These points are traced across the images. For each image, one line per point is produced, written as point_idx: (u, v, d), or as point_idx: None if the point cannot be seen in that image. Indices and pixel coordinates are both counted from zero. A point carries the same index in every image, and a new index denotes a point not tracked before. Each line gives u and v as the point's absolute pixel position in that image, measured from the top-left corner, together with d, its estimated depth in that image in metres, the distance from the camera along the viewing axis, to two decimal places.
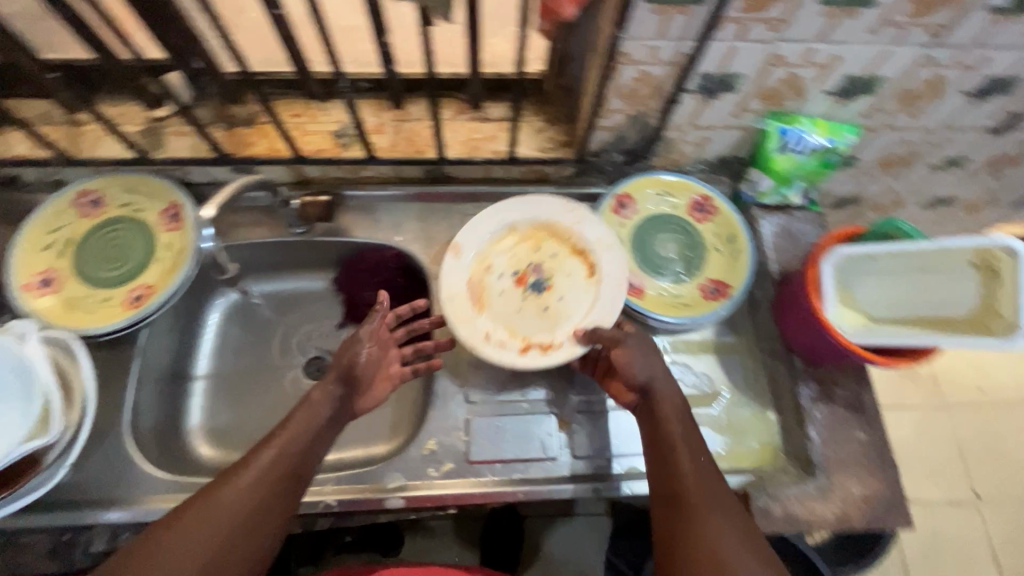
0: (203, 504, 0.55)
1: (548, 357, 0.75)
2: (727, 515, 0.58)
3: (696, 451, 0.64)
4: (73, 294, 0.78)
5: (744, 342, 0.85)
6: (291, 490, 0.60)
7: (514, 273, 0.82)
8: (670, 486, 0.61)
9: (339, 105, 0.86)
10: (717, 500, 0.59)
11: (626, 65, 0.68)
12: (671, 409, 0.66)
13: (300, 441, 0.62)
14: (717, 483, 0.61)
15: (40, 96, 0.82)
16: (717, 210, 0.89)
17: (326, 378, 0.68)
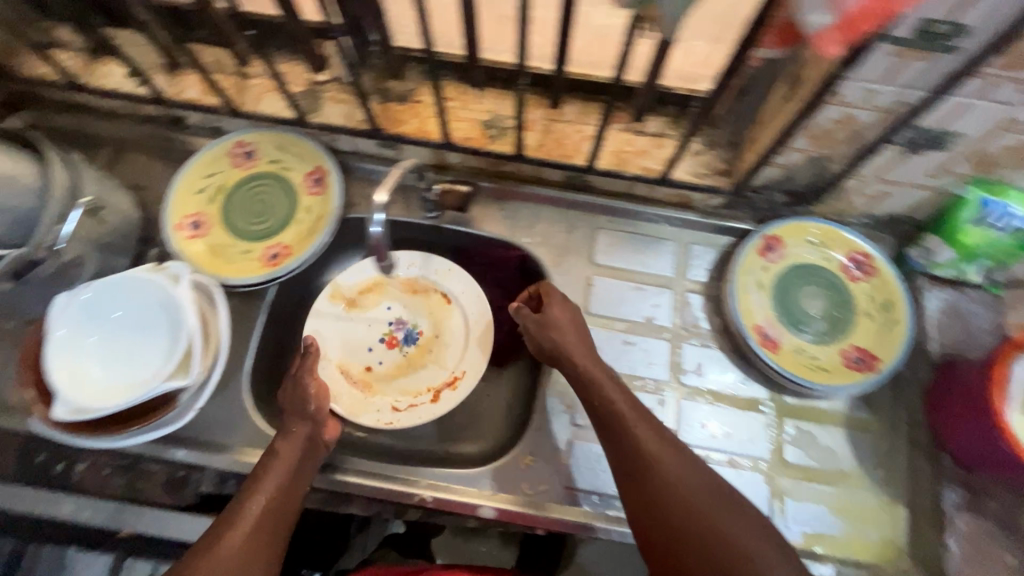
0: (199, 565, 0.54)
1: (460, 390, 0.81)
2: (697, 478, 0.59)
3: (645, 418, 0.64)
4: (219, 241, 0.81)
5: (882, 423, 0.77)
6: (281, 533, 0.60)
7: (382, 339, 0.86)
8: (641, 463, 0.60)
9: (493, 95, 0.83)
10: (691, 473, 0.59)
11: (831, 105, 0.62)
12: (607, 382, 0.67)
13: (280, 483, 0.63)
14: (680, 452, 0.61)
15: (216, 43, 0.84)
16: (876, 271, 0.80)
17: (290, 433, 0.66)
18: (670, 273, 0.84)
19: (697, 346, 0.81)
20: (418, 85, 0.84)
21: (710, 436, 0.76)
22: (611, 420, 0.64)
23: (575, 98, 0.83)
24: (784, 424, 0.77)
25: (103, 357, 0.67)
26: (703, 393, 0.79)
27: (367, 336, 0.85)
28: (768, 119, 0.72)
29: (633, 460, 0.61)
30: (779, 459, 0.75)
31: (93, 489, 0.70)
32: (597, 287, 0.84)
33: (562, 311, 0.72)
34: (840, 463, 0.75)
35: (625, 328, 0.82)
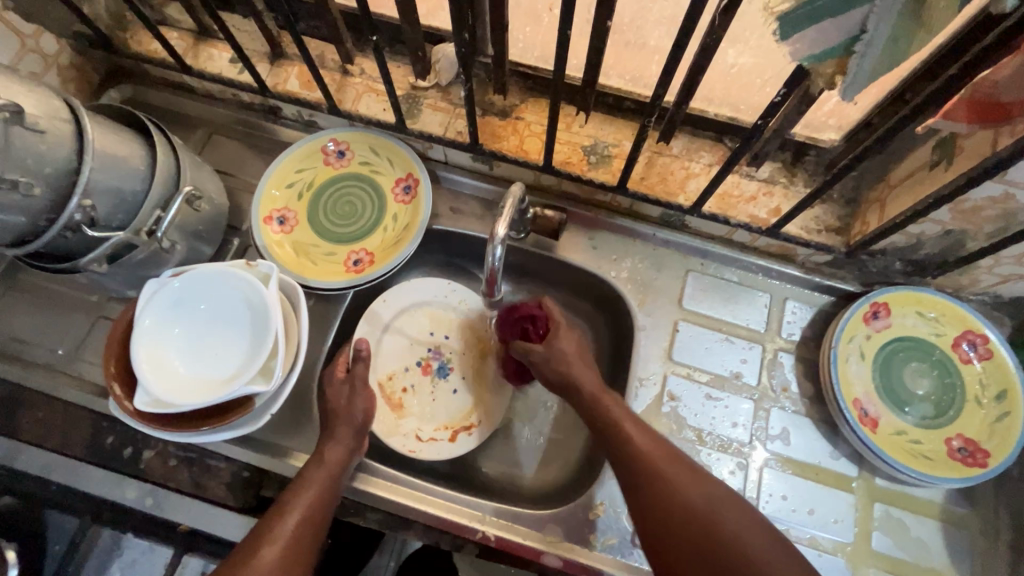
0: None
1: (472, 440, 0.78)
2: (704, 487, 0.58)
3: (645, 428, 0.63)
4: (303, 240, 0.81)
5: (980, 521, 0.71)
6: (316, 540, 0.59)
7: (420, 363, 0.84)
8: (646, 474, 0.59)
9: (598, 120, 0.80)
10: (698, 483, 0.58)
11: (992, 183, 0.56)
12: (616, 402, 0.65)
13: (319, 490, 0.61)
14: (683, 462, 0.60)
15: (322, 37, 0.83)
16: (992, 354, 0.74)
17: (334, 435, 0.66)
18: (762, 328, 0.80)
19: (785, 410, 0.76)
20: (521, 102, 0.81)
21: (791, 509, 0.71)
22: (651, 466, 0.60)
23: (684, 133, 0.79)
24: (871, 507, 0.72)
25: (186, 349, 0.66)
26: (786, 462, 0.74)
27: (405, 355, 0.84)
28: (904, 183, 0.66)
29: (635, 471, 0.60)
30: (864, 545, 0.70)
31: (157, 480, 0.69)
32: (682, 333, 0.79)
33: (564, 335, 0.71)
34: (931, 560, 0.70)
35: (707, 381, 0.77)
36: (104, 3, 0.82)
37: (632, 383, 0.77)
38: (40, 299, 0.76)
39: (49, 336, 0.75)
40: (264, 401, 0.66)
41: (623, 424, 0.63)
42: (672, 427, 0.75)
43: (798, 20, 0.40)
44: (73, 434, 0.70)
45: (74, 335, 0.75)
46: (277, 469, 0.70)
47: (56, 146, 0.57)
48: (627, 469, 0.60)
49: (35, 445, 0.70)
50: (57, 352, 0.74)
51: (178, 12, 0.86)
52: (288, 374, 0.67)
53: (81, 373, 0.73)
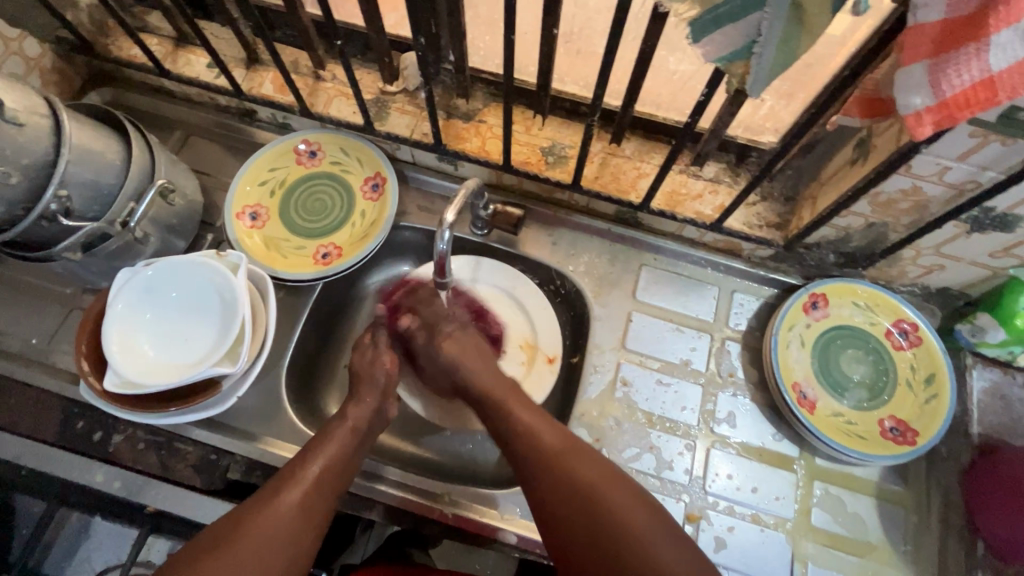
0: (264, 520, 0.57)
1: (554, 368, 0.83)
2: (589, 462, 0.62)
3: (539, 412, 0.67)
4: (274, 235, 0.84)
5: (913, 497, 0.75)
6: (337, 492, 0.63)
7: None
8: (536, 455, 0.63)
9: (555, 124, 0.85)
10: (586, 459, 0.62)
11: (900, 175, 0.62)
12: (512, 392, 0.69)
13: (343, 446, 0.65)
14: (572, 441, 0.64)
15: (296, 44, 0.87)
16: (922, 340, 0.79)
17: (360, 402, 0.69)
18: (710, 318, 0.84)
19: (732, 395, 0.80)
20: (484, 106, 0.86)
21: (735, 487, 0.75)
22: (538, 448, 0.63)
23: (636, 135, 0.84)
24: (812, 485, 0.76)
25: (156, 335, 0.69)
26: (733, 444, 0.78)
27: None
28: (831, 179, 0.72)
29: (519, 449, 0.64)
30: (805, 521, 0.74)
31: (126, 463, 0.71)
32: (636, 323, 0.84)
33: (451, 344, 0.73)
34: (867, 534, 0.74)
35: (658, 368, 0.82)
36: (86, 10, 0.86)
37: (587, 370, 0.81)
38: (16, 291, 0.79)
39: (23, 325, 0.77)
40: (231, 385, 0.70)
41: (512, 413, 0.66)
42: (626, 411, 0.79)
43: (705, 23, 0.45)
44: (45, 420, 0.73)
45: (47, 325, 0.78)
46: (243, 452, 0.73)
47: (34, 139, 0.61)
48: (516, 448, 0.64)
49: (6, 430, 0.72)
50: (30, 341, 0.77)
51: (158, 20, 0.90)
52: (254, 360, 0.70)
53: (54, 361, 0.76)
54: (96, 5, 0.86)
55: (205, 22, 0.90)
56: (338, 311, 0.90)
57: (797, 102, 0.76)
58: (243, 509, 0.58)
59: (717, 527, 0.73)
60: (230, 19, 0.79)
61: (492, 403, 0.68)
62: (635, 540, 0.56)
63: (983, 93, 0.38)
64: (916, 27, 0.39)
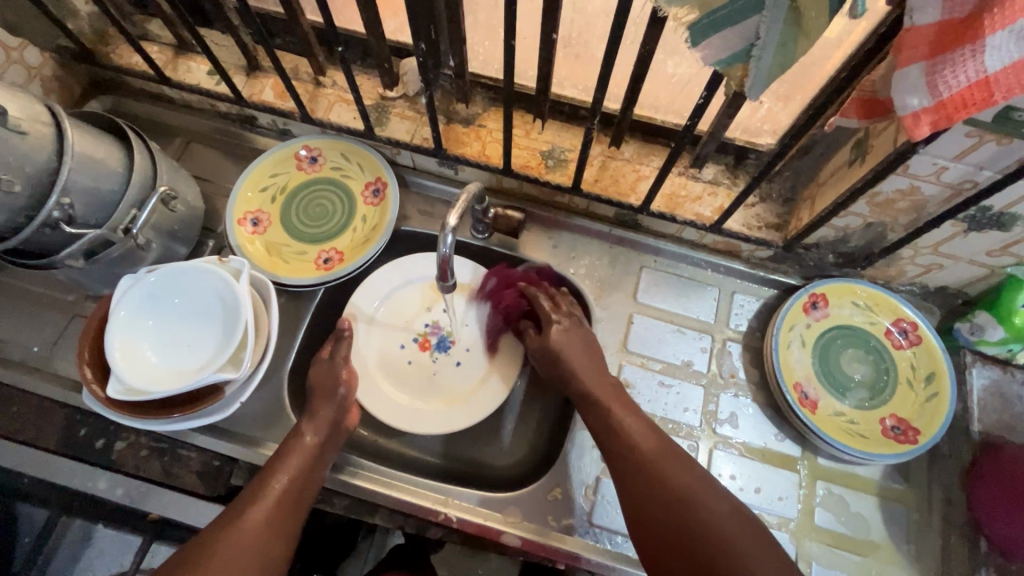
0: (226, 541, 0.57)
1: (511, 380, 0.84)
2: (682, 469, 0.61)
3: (640, 420, 0.67)
4: (275, 240, 0.85)
5: (915, 496, 0.76)
6: (300, 508, 0.63)
7: (416, 340, 0.87)
8: (633, 461, 0.63)
9: (555, 127, 0.86)
10: (679, 466, 0.62)
11: (898, 175, 0.62)
12: (614, 397, 0.69)
13: (304, 462, 0.65)
14: (671, 450, 0.64)
15: (296, 51, 0.88)
16: (921, 339, 0.80)
17: (316, 416, 0.69)
18: (711, 319, 0.85)
19: (733, 396, 0.81)
20: (483, 111, 0.86)
21: (738, 487, 0.76)
22: (635, 455, 0.63)
23: (635, 138, 0.85)
24: (815, 485, 0.76)
25: (159, 342, 0.69)
26: (736, 445, 0.78)
27: (402, 332, 0.87)
28: (830, 180, 0.72)
29: (625, 459, 0.64)
30: (808, 521, 0.74)
31: (128, 470, 0.71)
32: (637, 325, 0.84)
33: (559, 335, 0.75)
34: (870, 533, 0.74)
35: (659, 370, 0.82)
36: (87, 18, 0.86)
37: None
38: (17, 299, 0.79)
39: (24, 333, 0.77)
40: (234, 390, 0.69)
41: (620, 419, 0.67)
42: None
43: (705, 27, 0.45)
44: (47, 428, 0.73)
45: (49, 333, 0.78)
46: (245, 458, 0.73)
47: (36, 147, 0.61)
48: (621, 458, 0.64)
49: (7, 438, 0.72)
50: (32, 350, 0.76)
51: (158, 28, 0.91)
52: (256, 365, 0.70)
53: (55, 369, 0.75)
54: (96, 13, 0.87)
55: (206, 30, 0.90)
56: (339, 316, 0.90)
57: (794, 104, 0.77)
58: (206, 534, 0.58)
59: None
60: (231, 26, 0.80)
61: (592, 405, 0.70)
62: (733, 548, 0.54)
63: (979, 94, 0.38)
64: (913, 28, 0.40)
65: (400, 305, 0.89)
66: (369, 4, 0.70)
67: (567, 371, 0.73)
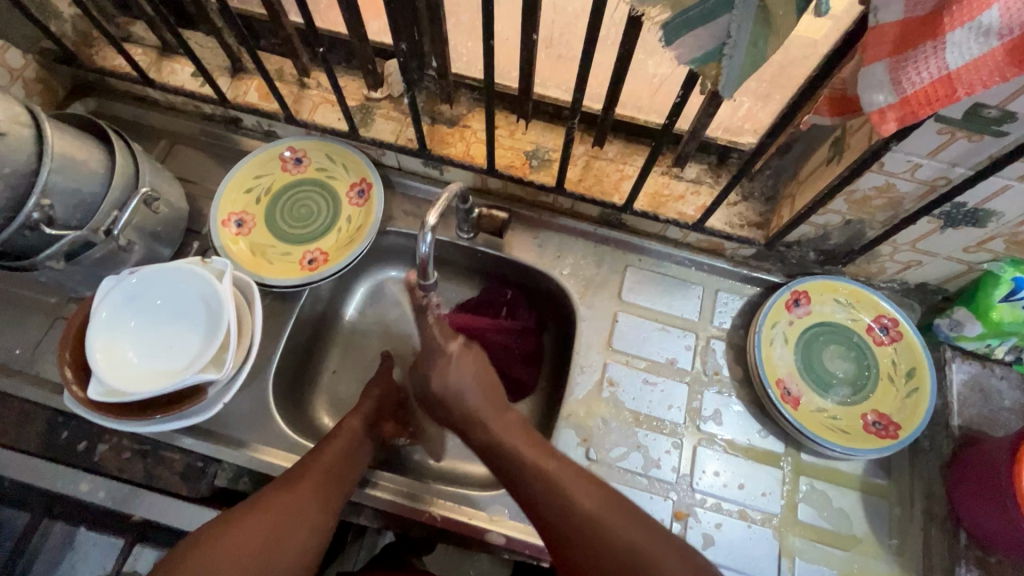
0: (273, 501, 0.63)
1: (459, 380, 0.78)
2: (633, 528, 0.59)
3: (578, 479, 0.62)
4: (260, 241, 0.84)
5: (897, 490, 0.76)
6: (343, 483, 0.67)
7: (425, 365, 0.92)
8: (568, 520, 0.59)
9: (539, 127, 0.86)
10: (637, 529, 0.59)
11: (874, 173, 0.63)
12: (529, 442, 0.66)
13: (347, 444, 0.70)
14: (614, 503, 0.61)
15: (280, 52, 0.88)
16: (902, 335, 0.81)
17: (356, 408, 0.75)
18: (695, 317, 0.85)
19: (718, 393, 0.81)
20: (467, 111, 0.87)
21: (722, 483, 0.76)
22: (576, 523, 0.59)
23: (618, 138, 0.85)
24: (798, 480, 0.77)
25: (141, 343, 0.69)
26: (719, 441, 0.78)
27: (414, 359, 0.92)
28: (808, 178, 0.73)
29: (558, 523, 0.60)
30: (791, 516, 0.75)
31: (111, 472, 0.71)
32: (622, 324, 0.84)
33: (467, 360, 0.73)
34: (853, 527, 0.75)
35: (644, 367, 0.82)
36: (70, 20, 0.86)
37: (574, 370, 0.82)
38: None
39: (6, 336, 0.77)
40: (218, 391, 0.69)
41: (553, 482, 0.62)
42: (613, 411, 0.80)
43: (677, 27, 0.46)
44: (29, 430, 0.72)
45: (31, 336, 0.77)
46: (230, 459, 0.73)
47: (16, 148, 0.61)
48: (552, 517, 0.60)
49: None
50: (14, 352, 0.76)
51: (142, 30, 0.91)
52: (239, 365, 0.70)
53: (38, 371, 0.75)
54: (79, 15, 0.87)
55: (189, 32, 0.90)
56: (325, 316, 0.90)
57: (774, 103, 0.78)
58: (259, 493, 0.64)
59: (705, 525, 0.74)
60: (214, 28, 0.80)
61: (509, 456, 0.65)
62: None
63: (942, 91, 0.39)
64: (877, 27, 0.40)
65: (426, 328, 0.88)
66: (350, 6, 0.70)
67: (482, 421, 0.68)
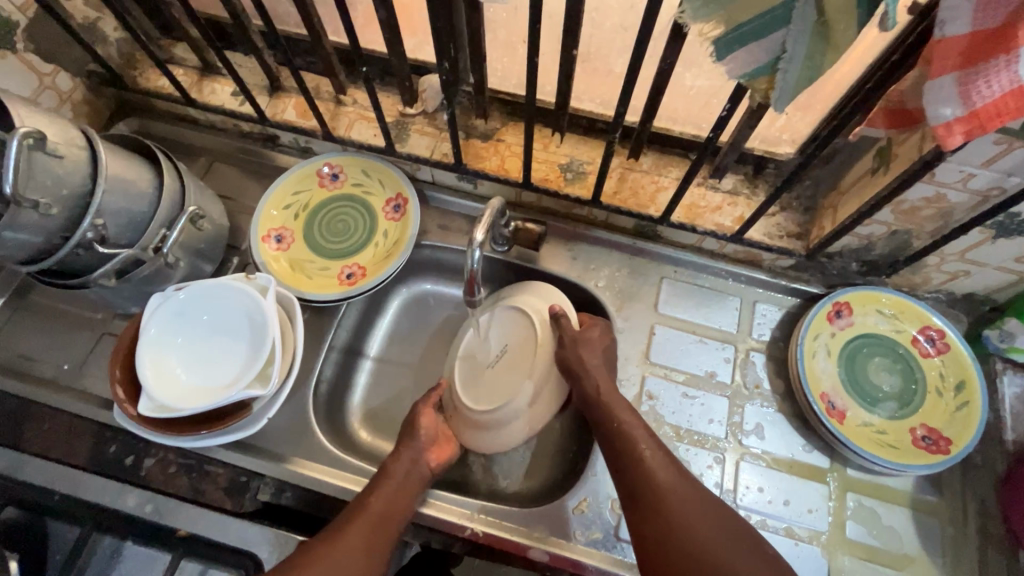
0: (323, 556, 0.60)
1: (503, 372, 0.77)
2: (697, 502, 0.62)
3: (690, 482, 0.63)
4: (299, 257, 0.85)
5: (949, 508, 0.74)
6: (388, 539, 0.64)
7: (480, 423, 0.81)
8: (644, 477, 0.63)
9: (574, 141, 0.86)
10: (701, 507, 0.62)
11: (923, 183, 0.62)
12: (625, 409, 0.68)
13: (393, 494, 0.66)
14: (682, 475, 0.64)
15: (317, 70, 0.90)
16: (949, 347, 0.79)
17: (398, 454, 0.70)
18: (734, 329, 0.84)
19: (759, 406, 0.80)
20: (502, 125, 0.87)
21: (767, 500, 0.75)
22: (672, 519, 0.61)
23: (653, 150, 0.85)
24: (845, 497, 0.75)
25: (188, 359, 0.70)
26: (762, 456, 0.77)
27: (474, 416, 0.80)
28: (852, 188, 0.72)
29: (636, 478, 0.64)
30: (839, 534, 0.73)
31: (157, 486, 0.72)
32: (659, 336, 0.84)
33: (596, 332, 0.74)
34: (903, 545, 0.72)
35: (683, 380, 0.81)
36: (115, 44, 0.89)
37: None
38: (50, 317, 0.81)
39: (56, 352, 0.79)
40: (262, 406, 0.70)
41: (639, 445, 0.65)
42: (652, 425, 0.79)
43: (730, 42, 0.46)
44: (78, 444, 0.74)
45: (79, 351, 0.79)
46: (272, 473, 0.73)
47: (73, 170, 0.63)
48: (629, 472, 0.64)
49: (40, 456, 0.73)
50: (63, 367, 0.78)
51: (183, 51, 0.93)
52: (283, 381, 0.71)
53: (86, 386, 0.77)
54: (125, 38, 0.89)
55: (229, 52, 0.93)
56: (361, 330, 0.91)
57: (815, 113, 0.75)
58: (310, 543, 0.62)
59: None
60: (256, 48, 0.82)
61: (602, 411, 0.68)
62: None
63: (1014, 103, 0.38)
64: (944, 39, 0.39)
65: (504, 369, 0.76)
66: (391, 26, 0.72)
67: (583, 372, 0.70)
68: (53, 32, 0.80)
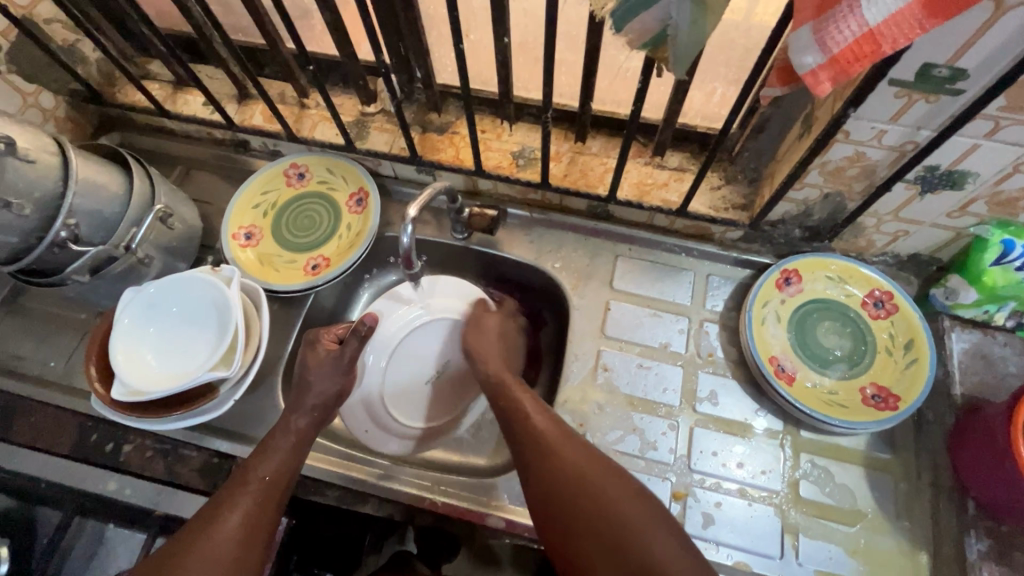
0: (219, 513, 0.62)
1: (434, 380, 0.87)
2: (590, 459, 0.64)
3: (584, 445, 0.66)
4: (268, 252, 0.90)
5: (902, 464, 0.75)
6: (283, 491, 0.66)
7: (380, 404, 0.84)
8: (529, 438, 0.67)
9: (524, 129, 0.90)
10: (600, 461, 0.64)
11: (841, 143, 0.64)
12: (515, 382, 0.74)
13: (287, 449, 0.68)
14: (569, 435, 0.67)
15: (281, 78, 0.95)
16: (897, 308, 0.80)
17: (300, 404, 0.72)
18: (687, 302, 0.87)
19: (711, 374, 0.82)
20: (456, 118, 0.91)
21: (720, 463, 0.76)
22: (557, 473, 0.63)
23: (600, 133, 0.89)
24: (799, 458, 0.76)
25: (158, 347, 0.75)
26: (716, 422, 0.79)
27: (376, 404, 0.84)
28: (785, 155, 0.74)
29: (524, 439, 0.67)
30: (793, 493, 0.74)
31: (135, 470, 0.76)
32: (614, 311, 0.86)
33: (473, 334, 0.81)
34: (856, 502, 0.74)
35: (637, 352, 0.84)
36: (95, 63, 0.95)
37: (568, 358, 0.84)
38: (37, 319, 0.86)
39: (43, 350, 0.84)
40: (229, 389, 0.74)
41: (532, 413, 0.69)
42: (608, 396, 0.81)
43: (622, 13, 0.49)
44: (62, 434, 0.78)
45: (64, 349, 0.84)
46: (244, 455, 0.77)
47: (43, 175, 0.68)
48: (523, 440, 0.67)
49: (26, 447, 0.78)
50: (49, 364, 0.83)
51: (158, 67, 0.99)
52: (247, 365, 0.75)
53: (71, 382, 0.82)
54: (103, 58, 0.96)
55: (201, 66, 0.98)
56: (332, 320, 0.95)
57: None
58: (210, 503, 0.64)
59: (704, 504, 0.74)
60: (220, 59, 0.87)
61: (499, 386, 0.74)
62: (639, 552, 0.56)
63: (867, 47, 0.41)
64: None
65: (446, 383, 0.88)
66: (338, 28, 0.76)
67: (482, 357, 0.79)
68: (34, 54, 0.87)
